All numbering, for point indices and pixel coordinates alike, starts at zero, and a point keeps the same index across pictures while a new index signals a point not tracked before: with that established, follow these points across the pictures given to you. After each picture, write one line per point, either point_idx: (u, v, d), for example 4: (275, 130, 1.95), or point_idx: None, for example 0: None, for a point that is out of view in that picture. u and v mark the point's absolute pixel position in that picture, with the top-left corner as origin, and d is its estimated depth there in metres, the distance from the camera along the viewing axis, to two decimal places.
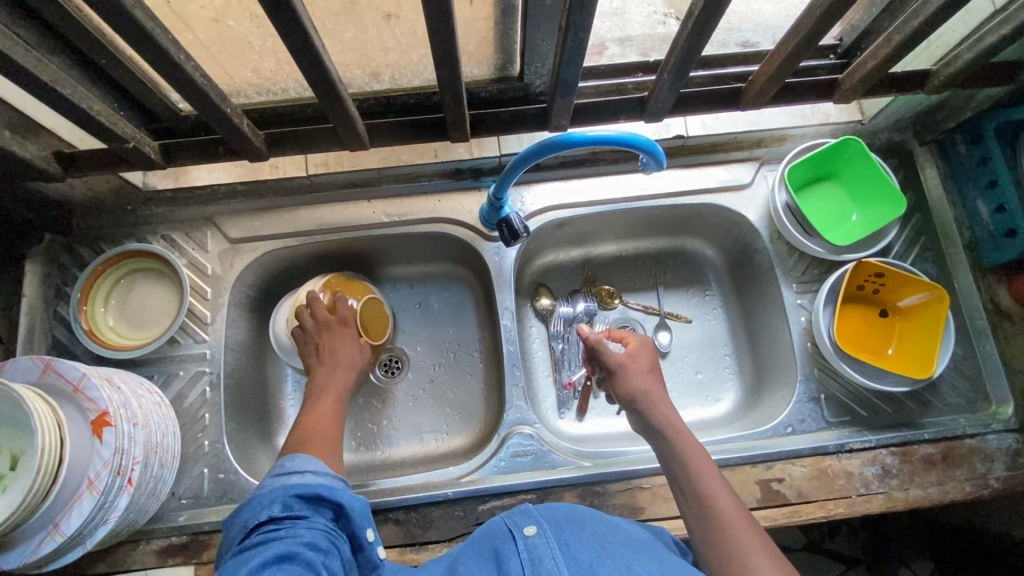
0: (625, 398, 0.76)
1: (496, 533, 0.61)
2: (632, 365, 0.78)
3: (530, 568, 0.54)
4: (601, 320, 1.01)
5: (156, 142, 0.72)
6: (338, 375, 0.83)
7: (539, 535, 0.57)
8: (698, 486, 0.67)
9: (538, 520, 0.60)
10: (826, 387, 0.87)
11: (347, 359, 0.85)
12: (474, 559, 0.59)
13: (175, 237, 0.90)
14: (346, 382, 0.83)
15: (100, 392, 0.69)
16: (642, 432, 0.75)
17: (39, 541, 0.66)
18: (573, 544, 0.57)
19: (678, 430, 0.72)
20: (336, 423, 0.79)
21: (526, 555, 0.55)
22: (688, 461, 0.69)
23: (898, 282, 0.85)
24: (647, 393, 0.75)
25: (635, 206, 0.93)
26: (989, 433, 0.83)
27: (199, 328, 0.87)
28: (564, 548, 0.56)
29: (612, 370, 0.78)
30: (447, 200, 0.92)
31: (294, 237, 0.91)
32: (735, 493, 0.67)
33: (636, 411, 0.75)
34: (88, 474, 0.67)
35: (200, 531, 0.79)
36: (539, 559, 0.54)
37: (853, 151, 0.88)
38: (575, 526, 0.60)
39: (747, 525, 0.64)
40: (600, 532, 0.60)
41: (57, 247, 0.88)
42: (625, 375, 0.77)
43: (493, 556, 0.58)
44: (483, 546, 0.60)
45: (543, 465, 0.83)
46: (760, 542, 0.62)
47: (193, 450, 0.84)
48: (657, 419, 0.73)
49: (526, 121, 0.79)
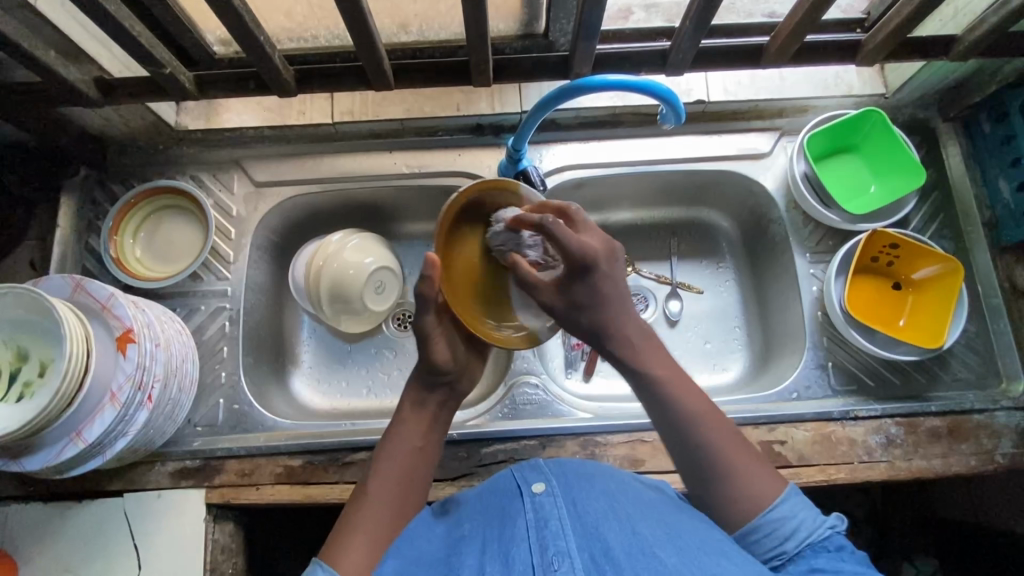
0: (569, 298, 0.65)
1: (505, 489, 0.63)
2: (602, 274, 0.65)
3: (535, 529, 0.56)
4: (532, 249, 0.67)
5: (191, 74, 0.74)
6: (423, 410, 0.69)
7: (546, 493, 0.60)
8: (689, 431, 0.63)
9: (547, 477, 0.63)
10: (835, 356, 0.88)
11: (438, 413, 0.70)
12: (482, 516, 0.61)
13: (203, 178, 0.93)
14: (426, 419, 0.69)
15: (125, 311, 0.72)
16: (631, 381, 0.68)
17: (61, 447, 0.69)
18: (584, 502, 0.58)
19: (672, 375, 0.66)
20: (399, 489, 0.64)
21: (533, 515, 0.57)
22: (681, 409, 0.64)
23: (912, 254, 0.85)
24: (603, 301, 0.66)
25: (651, 170, 0.94)
26: (997, 409, 0.83)
27: (222, 266, 0.90)
28: (572, 507, 0.58)
29: (574, 270, 0.64)
30: (467, 154, 0.94)
31: (316, 184, 0.93)
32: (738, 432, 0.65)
33: (597, 343, 0.67)
34: (110, 386, 0.70)
35: (212, 456, 0.82)
36: (545, 519, 0.56)
37: (875, 122, 0.88)
38: (585, 480, 0.62)
39: (750, 458, 0.63)
40: (609, 491, 0.61)
41: (91, 181, 0.91)
42: (574, 285, 0.65)
43: (500, 512, 0.60)
44: (491, 500, 0.63)
45: (547, 414, 0.85)
46: (760, 471, 0.62)
47: (210, 380, 0.87)
48: (643, 365, 0.66)
49: (547, 70, 0.78)
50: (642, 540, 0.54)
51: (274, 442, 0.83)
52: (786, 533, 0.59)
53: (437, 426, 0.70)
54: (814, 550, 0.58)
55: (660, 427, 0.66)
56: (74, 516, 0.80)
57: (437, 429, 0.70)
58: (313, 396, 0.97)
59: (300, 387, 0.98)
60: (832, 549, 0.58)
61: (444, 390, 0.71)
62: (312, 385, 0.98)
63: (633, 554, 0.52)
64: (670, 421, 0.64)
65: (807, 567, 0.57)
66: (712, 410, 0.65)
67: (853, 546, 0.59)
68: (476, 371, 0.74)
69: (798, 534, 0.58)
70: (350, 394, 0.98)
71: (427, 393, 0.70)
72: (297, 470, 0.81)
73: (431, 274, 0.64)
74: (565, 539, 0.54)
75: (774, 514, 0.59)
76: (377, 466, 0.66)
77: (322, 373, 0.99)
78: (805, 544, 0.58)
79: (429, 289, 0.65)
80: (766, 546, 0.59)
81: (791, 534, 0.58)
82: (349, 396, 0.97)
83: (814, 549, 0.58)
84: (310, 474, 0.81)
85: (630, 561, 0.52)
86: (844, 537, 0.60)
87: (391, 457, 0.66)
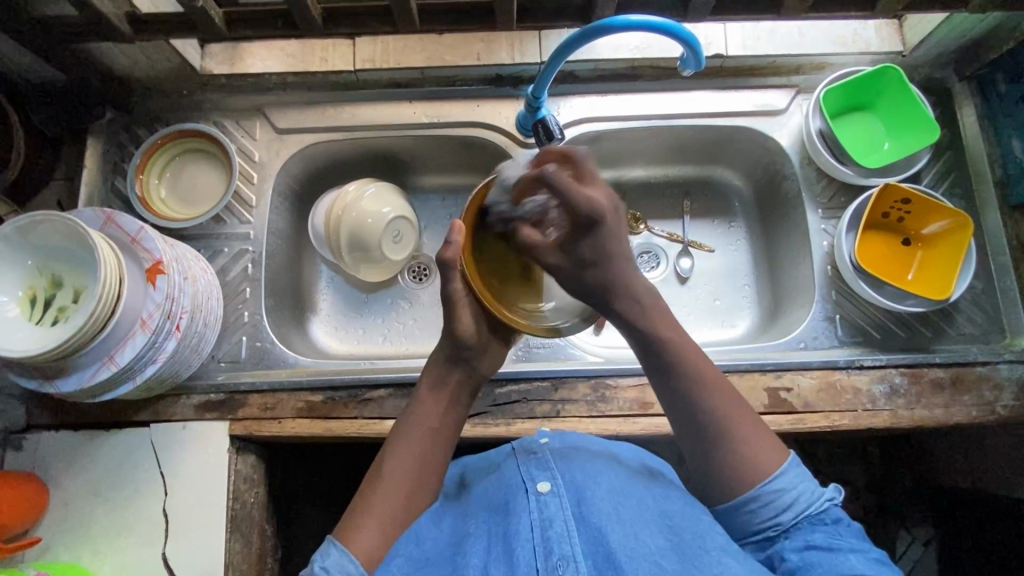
0: (573, 253, 0.63)
1: (509, 482, 0.65)
2: (609, 231, 0.64)
3: (539, 529, 0.59)
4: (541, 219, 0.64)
5: (221, 10, 0.76)
6: (439, 392, 0.67)
7: (552, 493, 0.62)
8: (694, 402, 0.62)
9: (553, 474, 0.65)
10: (842, 309, 0.89)
11: (458, 391, 0.68)
12: (486, 511, 0.63)
13: (226, 123, 0.95)
14: (441, 402, 0.67)
15: (155, 243, 0.74)
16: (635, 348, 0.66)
17: (95, 370, 0.71)
18: (591, 502, 0.61)
19: (690, 352, 0.64)
20: (416, 470, 0.63)
21: (536, 515, 0.60)
22: (692, 376, 0.63)
23: (924, 209, 0.86)
24: (606, 256, 0.64)
25: (668, 124, 0.95)
26: (1000, 362, 0.85)
27: (244, 210, 0.92)
28: (577, 508, 0.61)
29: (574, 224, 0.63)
30: (486, 105, 0.95)
31: (337, 132, 0.95)
32: (744, 405, 0.64)
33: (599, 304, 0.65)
34: (141, 315, 0.73)
35: (236, 390, 0.85)
36: (550, 519, 0.59)
37: (892, 79, 0.89)
38: (590, 477, 0.64)
39: (754, 428, 0.63)
40: (616, 487, 0.63)
41: (116, 125, 0.93)
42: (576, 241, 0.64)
43: (504, 508, 0.62)
44: (494, 497, 0.65)
45: (559, 357, 0.89)
46: (763, 437, 0.62)
47: (233, 318, 0.89)
48: (656, 334, 0.64)
49: (570, 13, 0.79)
50: (645, 545, 0.57)
51: (295, 377, 0.86)
52: (783, 504, 0.60)
53: (458, 404, 0.68)
54: (810, 522, 0.60)
55: (665, 404, 0.65)
56: (103, 444, 0.83)
57: (459, 407, 0.68)
58: (330, 342, 1.00)
59: (318, 332, 1.00)
60: (828, 522, 0.60)
61: (465, 367, 0.69)
62: (330, 331, 1.01)
63: (637, 558, 0.55)
64: (673, 387, 0.63)
65: (802, 541, 0.58)
66: (721, 382, 0.64)
67: (848, 518, 0.61)
68: (499, 354, 0.71)
69: (795, 505, 0.60)
70: (366, 341, 1.00)
71: (448, 373, 0.68)
72: (318, 405, 0.84)
73: (455, 240, 0.61)
74: (570, 543, 0.57)
75: (777, 485, 0.60)
76: (394, 445, 0.65)
77: (339, 320, 1.01)
78: (801, 516, 0.60)
79: (453, 256, 0.62)
80: (761, 516, 0.60)
81: (787, 506, 0.60)
82: (365, 342, 1.00)
83: (811, 521, 0.60)
84: (330, 408, 0.84)
85: (634, 565, 0.55)
86: (840, 509, 0.62)
87: (407, 438, 0.65)
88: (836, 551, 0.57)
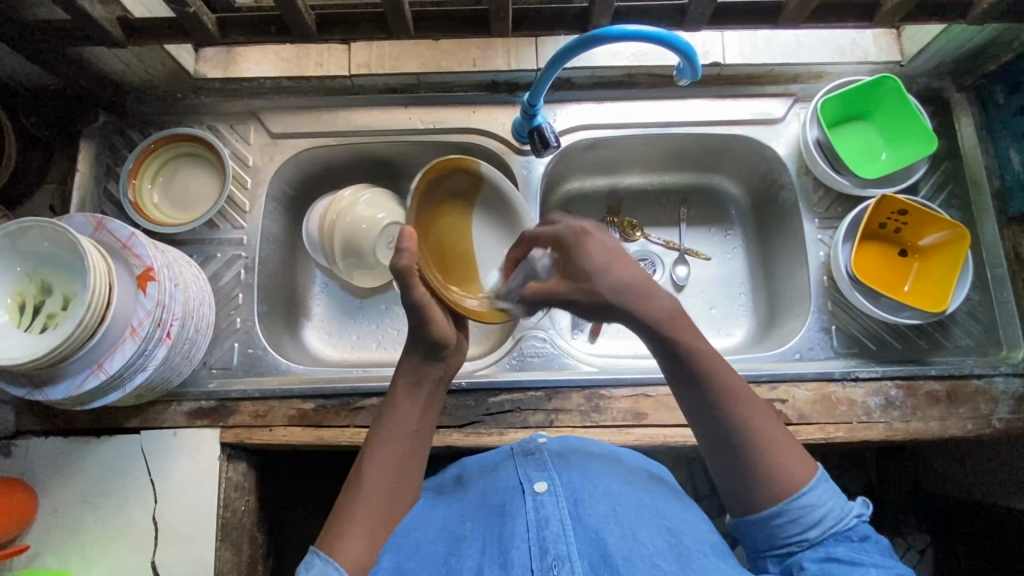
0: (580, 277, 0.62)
1: (506, 484, 0.65)
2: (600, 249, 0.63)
3: (535, 529, 0.58)
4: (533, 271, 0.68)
5: (214, 15, 0.75)
6: (412, 392, 0.66)
7: (549, 494, 0.62)
8: (721, 413, 0.61)
9: (550, 475, 0.64)
10: (837, 319, 0.89)
11: (433, 392, 0.67)
12: (484, 515, 0.63)
13: (219, 127, 0.94)
14: (416, 403, 0.66)
15: (145, 250, 0.74)
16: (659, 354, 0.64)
17: (84, 377, 0.71)
18: (588, 506, 0.61)
19: (716, 361, 0.62)
20: (397, 473, 0.62)
21: (533, 515, 0.59)
22: (710, 389, 0.62)
23: (920, 220, 0.86)
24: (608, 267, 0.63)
25: (665, 133, 0.94)
26: (996, 375, 0.84)
27: (237, 215, 0.92)
28: (574, 510, 0.60)
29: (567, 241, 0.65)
30: (481, 111, 0.94)
31: (331, 137, 0.94)
32: (772, 415, 0.62)
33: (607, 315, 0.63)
34: (131, 322, 0.72)
35: (228, 397, 0.85)
36: (545, 519, 0.59)
37: (888, 89, 0.89)
38: (587, 481, 0.64)
39: (782, 440, 0.61)
40: (614, 489, 0.63)
41: (109, 128, 0.92)
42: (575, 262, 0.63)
43: (501, 510, 0.62)
44: (491, 499, 0.64)
45: (554, 366, 0.87)
46: (789, 448, 0.61)
47: (225, 325, 0.89)
48: (680, 342, 0.62)
49: (567, 22, 0.78)
50: (643, 547, 0.56)
51: (287, 385, 0.85)
52: (813, 520, 0.59)
53: (432, 407, 0.67)
54: (836, 538, 0.59)
55: (687, 407, 0.64)
56: (93, 451, 0.82)
57: (435, 408, 0.68)
58: (324, 348, 0.99)
59: (311, 338, 0.99)
60: (856, 539, 0.59)
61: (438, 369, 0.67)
62: (324, 337, 1.00)
63: (634, 560, 0.55)
64: (698, 399, 0.62)
65: (824, 553, 0.58)
66: (747, 392, 0.63)
67: (876, 535, 0.60)
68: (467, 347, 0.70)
69: (824, 522, 0.59)
70: (360, 347, 0.99)
71: (421, 374, 0.67)
72: (310, 413, 0.84)
73: (406, 245, 0.59)
74: (565, 543, 0.57)
75: (804, 500, 0.59)
76: (371, 450, 0.63)
77: (333, 326, 1.01)
78: (829, 533, 0.58)
79: (408, 263, 0.59)
80: (788, 532, 0.59)
81: (815, 522, 0.59)
82: (359, 348, 0.99)
83: (836, 538, 0.59)
84: (322, 417, 0.84)
85: (630, 567, 0.54)
86: (869, 526, 0.60)
87: (384, 443, 0.63)
88: (858, 565, 0.56)
